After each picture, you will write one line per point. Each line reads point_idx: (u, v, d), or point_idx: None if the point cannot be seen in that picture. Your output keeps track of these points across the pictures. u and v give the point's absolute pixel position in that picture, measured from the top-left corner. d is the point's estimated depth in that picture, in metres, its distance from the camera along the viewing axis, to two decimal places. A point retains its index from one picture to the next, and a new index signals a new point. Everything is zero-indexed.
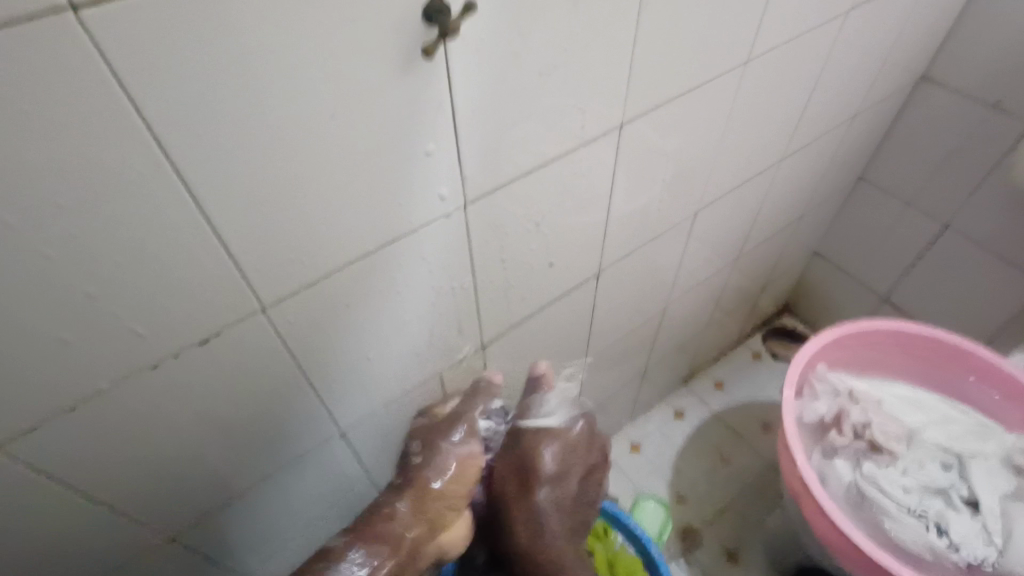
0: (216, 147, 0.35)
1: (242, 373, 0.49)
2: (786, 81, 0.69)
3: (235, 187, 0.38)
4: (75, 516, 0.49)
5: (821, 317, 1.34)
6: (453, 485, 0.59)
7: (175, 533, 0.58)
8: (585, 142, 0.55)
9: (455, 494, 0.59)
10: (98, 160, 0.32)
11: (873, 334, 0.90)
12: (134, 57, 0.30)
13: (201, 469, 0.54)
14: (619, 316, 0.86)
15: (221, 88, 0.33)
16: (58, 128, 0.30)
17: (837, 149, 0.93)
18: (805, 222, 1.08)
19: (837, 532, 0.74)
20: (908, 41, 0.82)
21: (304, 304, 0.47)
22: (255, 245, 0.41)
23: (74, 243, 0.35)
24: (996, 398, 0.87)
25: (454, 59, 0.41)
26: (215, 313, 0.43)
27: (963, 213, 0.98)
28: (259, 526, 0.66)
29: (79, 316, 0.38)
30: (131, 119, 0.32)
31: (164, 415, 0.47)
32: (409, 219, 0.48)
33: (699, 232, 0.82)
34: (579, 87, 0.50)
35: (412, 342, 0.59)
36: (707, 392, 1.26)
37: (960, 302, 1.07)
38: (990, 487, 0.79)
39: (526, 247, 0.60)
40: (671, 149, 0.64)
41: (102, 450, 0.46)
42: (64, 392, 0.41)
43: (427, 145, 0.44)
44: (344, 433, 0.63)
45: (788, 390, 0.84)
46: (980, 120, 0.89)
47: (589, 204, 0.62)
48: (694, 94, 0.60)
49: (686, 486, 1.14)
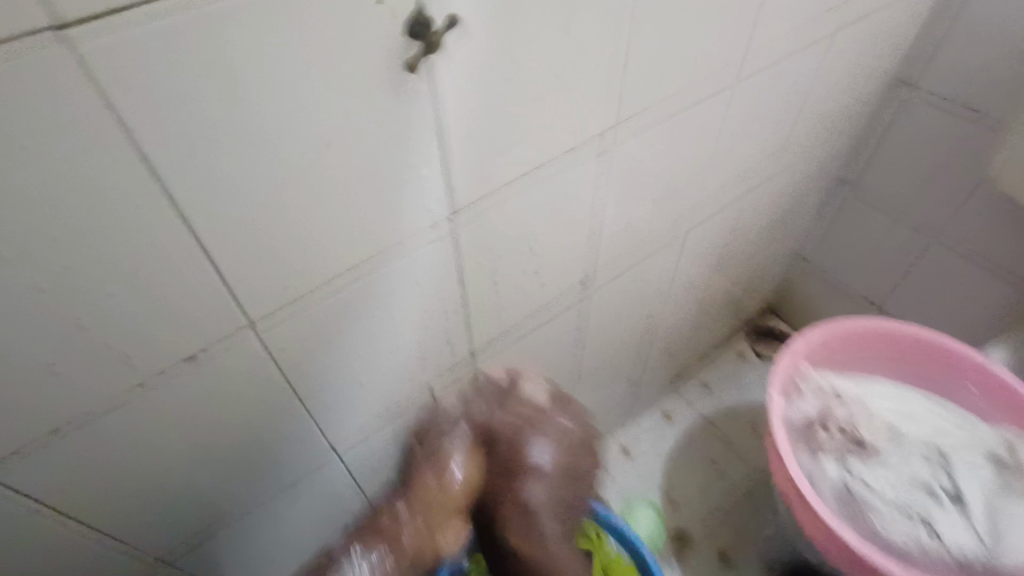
0: (210, 174, 0.35)
1: (234, 396, 0.48)
2: (771, 100, 0.70)
3: (225, 214, 0.37)
4: (63, 548, 0.48)
5: (807, 322, 1.35)
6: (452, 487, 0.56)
7: (166, 556, 0.57)
8: (578, 160, 0.55)
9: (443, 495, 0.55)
10: (92, 188, 0.32)
11: (857, 333, 0.93)
12: (128, 88, 0.30)
13: (191, 494, 0.53)
14: (612, 328, 0.86)
15: (213, 112, 0.33)
16: (48, 160, 0.30)
17: (820, 157, 0.95)
18: (788, 228, 1.09)
19: (827, 531, 0.75)
20: (884, 55, 0.85)
21: (294, 326, 0.47)
22: (246, 270, 0.41)
23: (64, 271, 0.34)
24: (977, 397, 0.90)
25: (443, 80, 0.41)
26: (206, 333, 0.43)
27: (943, 218, 1.00)
28: (252, 552, 0.65)
29: (71, 345, 0.37)
30: (122, 148, 0.32)
31: (156, 440, 0.46)
32: (402, 239, 0.48)
33: (691, 244, 0.83)
34: (571, 108, 0.50)
35: (406, 359, 0.59)
36: (698, 398, 1.27)
37: (944, 306, 1.08)
38: (973, 480, 0.80)
39: (520, 265, 0.61)
40: (662, 165, 0.65)
41: (92, 477, 0.45)
42: (55, 421, 0.40)
43: (418, 166, 0.44)
44: (339, 452, 0.62)
45: (775, 390, 0.85)
46: (954, 127, 0.91)
47: (581, 220, 0.62)
48: (685, 114, 0.61)
49: (679, 493, 1.14)
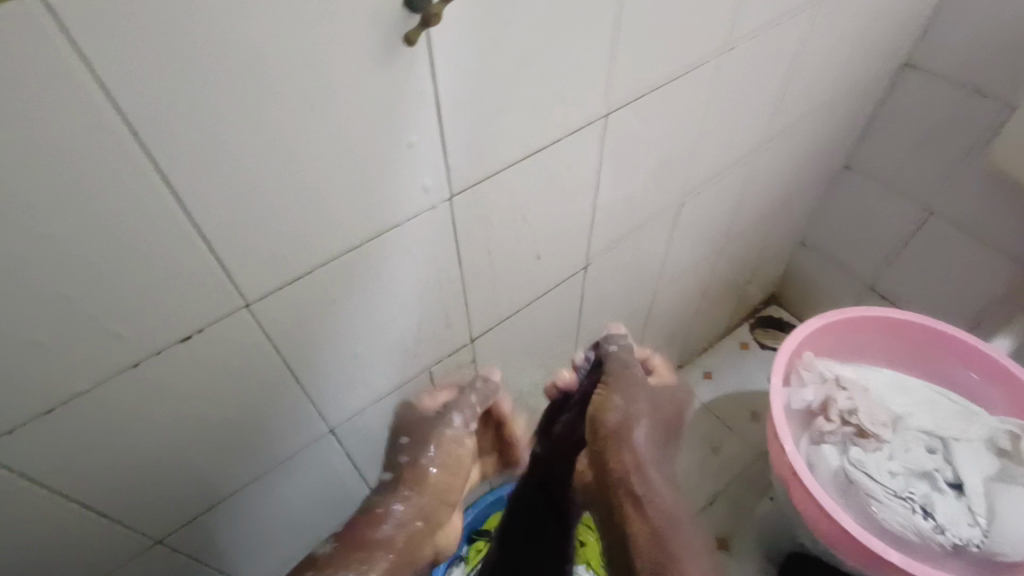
0: (197, 138, 0.34)
1: (227, 370, 0.48)
2: (765, 69, 0.69)
3: (214, 182, 0.37)
4: (56, 522, 0.48)
5: (807, 306, 1.34)
6: (443, 476, 0.60)
7: (163, 534, 0.57)
8: (570, 132, 0.55)
9: (433, 486, 0.60)
10: (74, 152, 0.31)
11: (859, 322, 0.91)
12: (111, 48, 0.29)
13: (184, 469, 0.53)
14: (608, 307, 0.86)
15: (200, 76, 0.32)
16: (30, 123, 0.29)
17: (821, 136, 0.93)
18: (788, 211, 1.08)
19: (827, 519, 0.74)
20: (886, 31, 0.83)
21: (287, 300, 0.47)
22: (237, 241, 0.41)
23: (49, 238, 0.34)
24: (977, 380, 0.89)
25: (436, 48, 0.40)
26: (197, 308, 0.42)
27: (945, 200, 0.99)
28: (247, 529, 0.65)
29: (57, 316, 0.37)
30: (105, 111, 0.31)
31: (147, 414, 0.46)
32: (394, 213, 0.47)
33: (685, 221, 0.83)
34: (564, 76, 0.49)
35: (400, 336, 0.59)
36: (696, 382, 1.27)
37: (945, 289, 1.08)
38: (975, 470, 0.80)
39: (514, 240, 0.60)
40: (655, 136, 0.64)
41: (84, 452, 0.45)
42: (43, 393, 0.40)
43: (410, 137, 0.43)
44: (334, 430, 0.62)
45: (776, 377, 0.84)
46: (959, 108, 0.90)
47: (575, 194, 0.62)
48: (678, 81, 0.60)
49: (677, 476, 1.14)
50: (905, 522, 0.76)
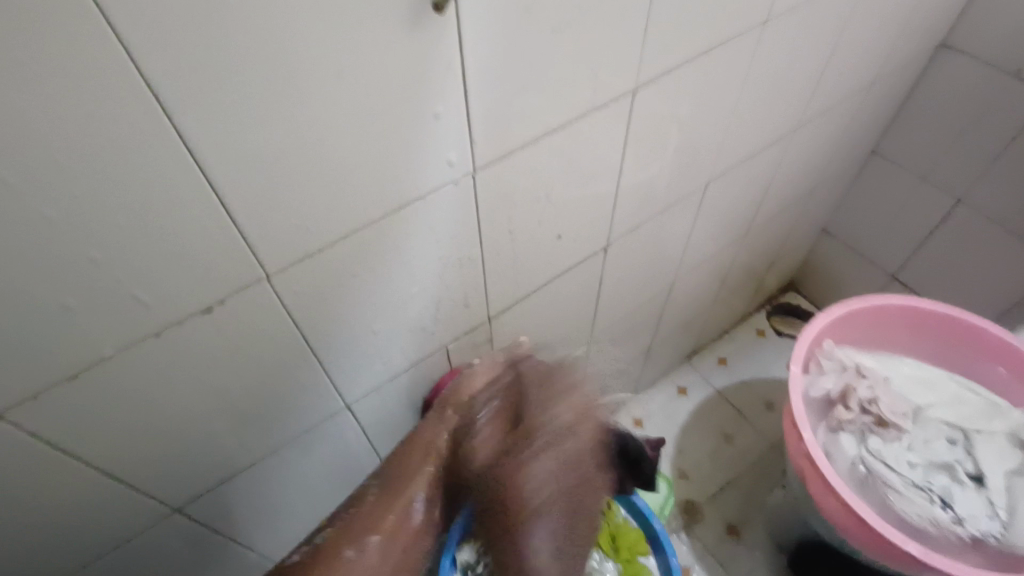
0: (221, 105, 0.34)
1: (248, 342, 0.48)
2: (801, 47, 0.67)
3: (239, 150, 0.36)
4: (79, 488, 0.49)
5: (827, 295, 1.32)
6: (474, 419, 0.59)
7: (182, 503, 0.57)
8: (599, 108, 0.53)
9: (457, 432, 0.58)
10: (101, 117, 0.31)
11: (882, 311, 0.90)
12: (138, 9, 0.28)
13: (204, 440, 0.53)
14: (627, 290, 0.85)
15: (227, 37, 0.32)
16: (57, 87, 0.29)
17: (851, 120, 0.91)
18: (813, 197, 1.06)
19: (844, 508, 0.73)
20: (926, 11, 0.80)
21: (309, 272, 0.46)
22: (261, 211, 0.40)
23: (75, 205, 0.33)
24: (1002, 374, 0.87)
25: (465, 16, 0.39)
26: (218, 278, 0.42)
27: (976, 188, 0.97)
28: (265, 500, 0.65)
29: (81, 283, 0.37)
30: (131, 74, 0.30)
31: (169, 383, 0.46)
32: (417, 187, 0.47)
33: (709, 205, 0.81)
34: (596, 49, 0.48)
35: (418, 313, 0.58)
36: (711, 369, 1.26)
37: (972, 279, 1.05)
38: (996, 462, 0.79)
39: (537, 218, 0.59)
40: (684, 115, 0.62)
41: (107, 419, 0.45)
42: (68, 361, 0.40)
43: (436, 108, 0.42)
44: (350, 406, 0.62)
45: (796, 366, 0.83)
46: (997, 93, 0.87)
47: (601, 173, 0.61)
48: (712, 56, 0.58)
49: (689, 462, 1.14)
50: (923, 513, 0.75)
